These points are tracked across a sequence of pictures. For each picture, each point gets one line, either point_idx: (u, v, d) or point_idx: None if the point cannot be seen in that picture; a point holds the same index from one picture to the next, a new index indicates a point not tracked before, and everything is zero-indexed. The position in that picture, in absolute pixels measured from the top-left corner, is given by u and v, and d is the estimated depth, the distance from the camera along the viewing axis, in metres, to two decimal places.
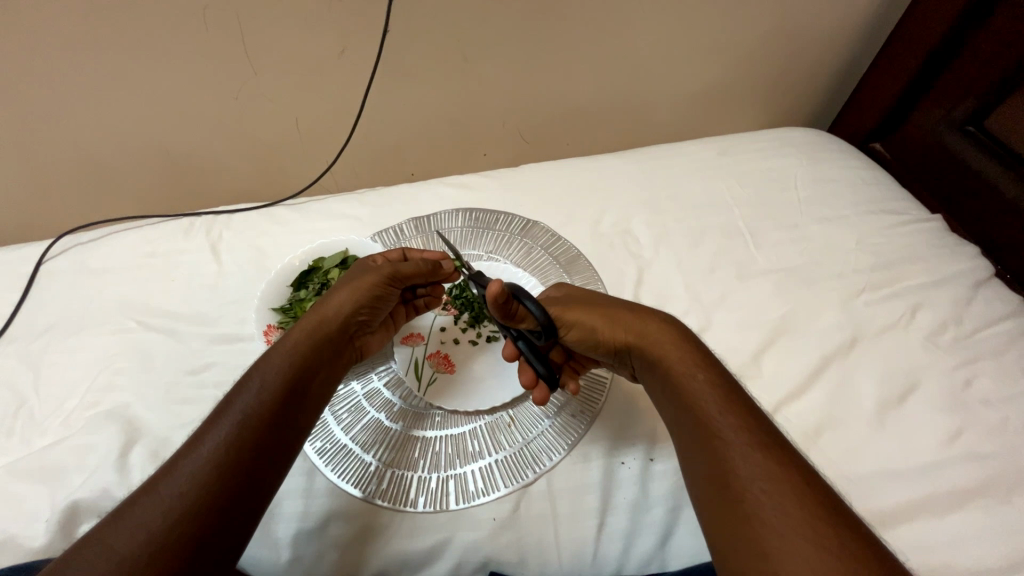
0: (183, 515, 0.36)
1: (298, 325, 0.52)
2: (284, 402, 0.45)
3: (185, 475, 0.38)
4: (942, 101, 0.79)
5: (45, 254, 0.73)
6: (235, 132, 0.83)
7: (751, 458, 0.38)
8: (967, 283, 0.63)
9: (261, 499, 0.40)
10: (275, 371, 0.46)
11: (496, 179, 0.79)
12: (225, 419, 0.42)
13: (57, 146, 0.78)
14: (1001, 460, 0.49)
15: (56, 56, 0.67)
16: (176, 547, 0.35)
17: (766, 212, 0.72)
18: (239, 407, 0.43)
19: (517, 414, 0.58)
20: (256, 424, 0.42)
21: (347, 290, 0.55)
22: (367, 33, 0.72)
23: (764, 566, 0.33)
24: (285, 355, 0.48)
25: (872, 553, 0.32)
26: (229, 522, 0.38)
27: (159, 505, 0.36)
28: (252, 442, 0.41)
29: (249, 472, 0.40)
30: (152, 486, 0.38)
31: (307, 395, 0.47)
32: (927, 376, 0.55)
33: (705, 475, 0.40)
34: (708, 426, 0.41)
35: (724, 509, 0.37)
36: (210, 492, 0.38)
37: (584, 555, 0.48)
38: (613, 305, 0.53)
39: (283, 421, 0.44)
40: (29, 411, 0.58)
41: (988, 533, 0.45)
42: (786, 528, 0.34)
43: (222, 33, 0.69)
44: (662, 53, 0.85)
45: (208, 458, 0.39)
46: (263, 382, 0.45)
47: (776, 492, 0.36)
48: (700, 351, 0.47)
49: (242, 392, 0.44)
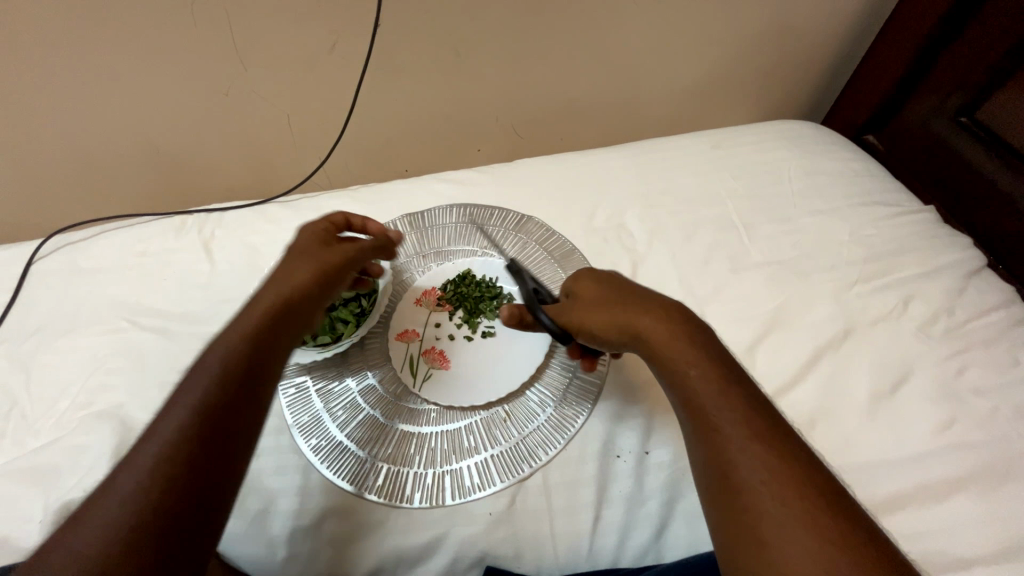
0: (147, 513, 0.34)
1: (252, 304, 0.49)
2: (241, 380, 0.43)
3: (142, 470, 0.36)
4: (932, 92, 0.79)
5: (33, 254, 0.72)
6: (226, 128, 0.82)
7: (750, 450, 0.37)
8: (960, 274, 0.63)
9: (233, 480, 0.39)
10: (229, 352, 0.44)
11: (489, 175, 0.78)
12: (181, 406, 0.40)
13: (45, 144, 0.77)
14: (991, 448, 0.50)
15: (39, 54, 0.66)
16: (147, 543, 0.33)
17: (759, 205, 0.72)
18: (194, 391, 0.40)
19: (512, 410, 0.57)
20: (212, 410, 0.40)
21: (301, 265, 0.53)
22: (359, 29, 0.72)
23: (761, 557, 0.33)
24: (238, 334, 0.45)
25: (871, 543, 0.32)
26: (196, 512, 0.36)
27: (119, 505, 0.34)
28: (206, 430, 0.39)
29: (211, 457, 0.38)
30: (108, 485, 0.36)
31: (268, 370, 0.45)
32: (919, 366, 0.55)
33: (703, 463, 0.39)
34: (708, 418, 0.40)
35: (724, 499, 0.37)
36: (173, 485, 0.36)
37: (581, 548, 0.49)
38: (613, 303, 0.51)
39: (243, 398, 0.42)
40: (19, 413, 0.57)
41: (977, 521, 0.46)
42: (785, 520, 0.34)
43: (210, 28, 0.68)
44: (656, 46, 0.84)
45: (163, 451, 0.37)
46: (221, 363, 0.43)
47: (774, 483, 0.35)
48: (698, 340, 0.45)
49: (192, 379, 0.42)
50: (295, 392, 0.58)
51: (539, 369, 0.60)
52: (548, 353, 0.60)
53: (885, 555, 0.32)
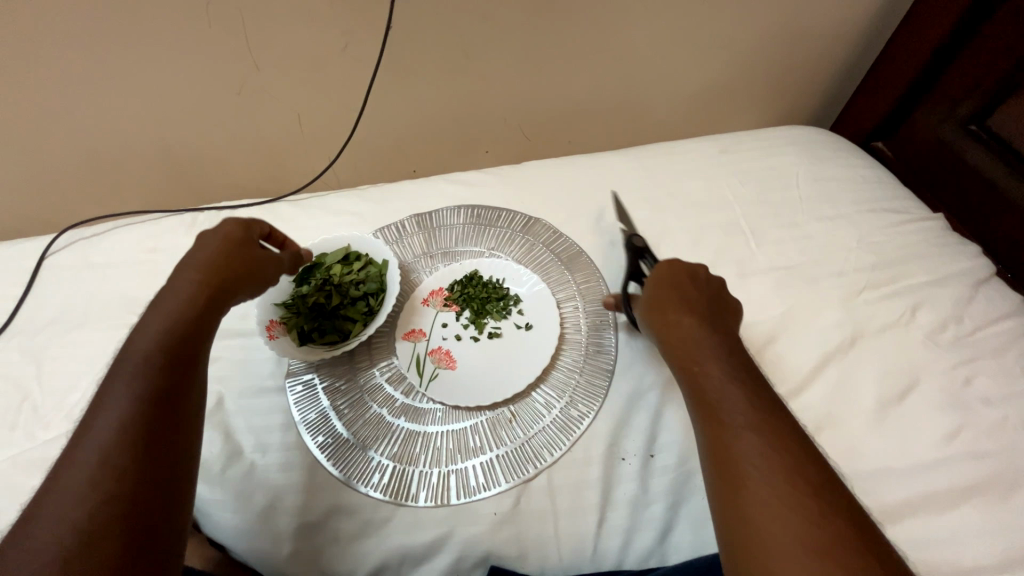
0: (101, 503, 0.37)
1: (167, 293, 0.49)
2: (168, 374, 0.44)
3: (86, 467, 0.38)
4: (943, 100, 0.79)
5: (46, 249, 0.73)
6: (238, 127, 0.83)
7: (750, 437, 0.40)
8: (969, 282, 0.63)
9: (178, 465, 0.41)
10: (149, 348, 0.45)
11: (497, 176, 0.79)
12: (112, 405, 0.41)
13: (59, 141, 0.78)
14: (998, 458, 0.50)
15: (56, 52, 0.67)
16: (106, 529, 0.36)
17: (767, 210, 0.72)
18: (122, 390, 0.42)
19: (518, 410, 0.57)
20: (149, 401, 0.42)
21: (214, 246, 0.53)
22: (371, 31, 0.73)
23: (749, 533, 0.36)
24: (160, 324, 0.47)
25: (852, 526, 0.35)
26: (150, 498, 0.39)
27: (69, 499, 0.37)
28: (146, 420, 0.41)
29: (154, 447, 0.40)
30: (54, 485, 0.38)
31: (196, 362, 0.47)
32: (926, 374, 0.55)
33: (707, 453, 0.42)
34: (716, 406, 0.43)
35: (720, 480, 0.40)
36: (123, 475, 0.38)
37: (585, 549, 0.49)
38: (670, 303, 0.51)
39: (173, 392, 0.44)
40: (30, 405, 0.58)
41: (983, 530, 0.46)
42: (774, 500, 0.36)
43: (224, 29, 0.69)
44: (666, 50, 0.85)
45: (105, 445, 0.39)
46: (142, 361, 0.44)
47: (767, 468, 0.38)
48: (723, 344, 0.47)
49: (118, 376, 0.43)
50: (303, 389, 0.59)
51: (546, 370, 0.60)
52: (554, 354, 0.60)
53: (862, 537, 0.34)
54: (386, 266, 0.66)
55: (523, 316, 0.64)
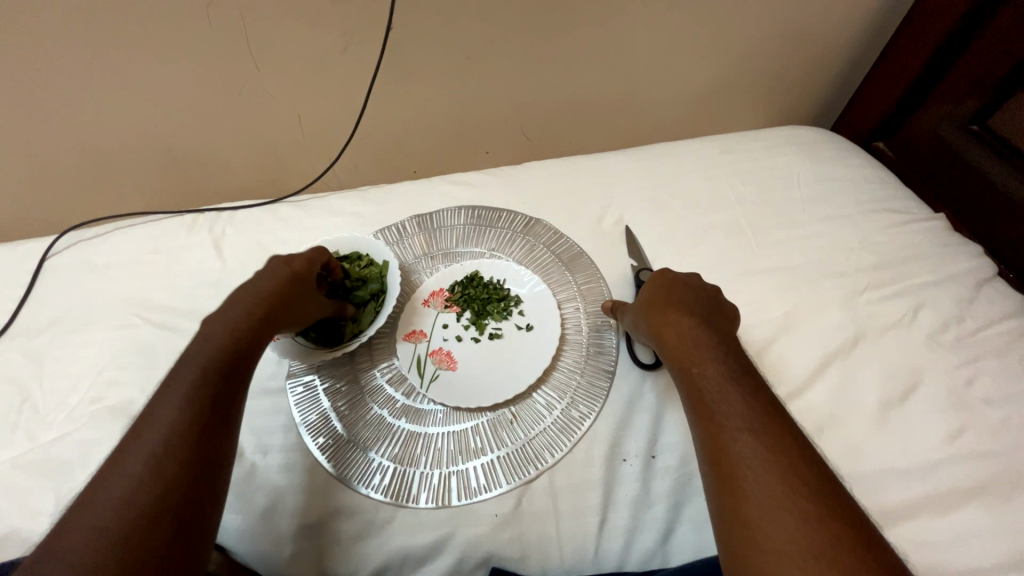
0: (148, 509, 0.37)
1: (230, 312, 0.51)
2: (220, 392, 0.45)
3: (132, 474, 0.38)
4: (946, 98, 0.79)
5: (47, 250, 0.73)
6: (238, 128, 0.83)
7: (743, 438, 0.40)
8: (970, 283, 0.63)
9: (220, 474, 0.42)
10: (202, 366, 0.45)
11: (498, 177, 0.79)
12: (159, 416, 0.42)
13: (60, 143, 0.78)
14: (1002, 458, 0.49)
15: (56, 55, 0.67)
16: (152, 532, 0.36)
17: (768, 211, 0.71)
18: (171, 403, 0.43)
19: (518, 412, 0.57)
20: (204, 407, 0.43)
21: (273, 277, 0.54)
22: (370, 33, 0.73)
23: (744, 533, 0.36)
24: (220, 337, 0.48)
25: (851, 524, 0.35)
26: (195, 505, 0.39)
27: (115, 505, 0.37)
28: (198, 433, 0.42)
29: (202, 456, 0.41)
30: (107, 474, 0.39)
31: (239, 378, 0.47)
32: (928, 374, 0.55)
33: (705, 456, 0.42)
34: (710, 408, 0.43)
35: (716, 481, 0.40)
36: (172, 484, 0.38)
37: (586, 551, 0.49)
38: (668, 307, 0.52)
39: (223, 407, 0.44)
40: (31, 406, 0.58)
41: (987, 531, 0.45)
42: (767, 499, 0.36)
43: (224, 30, 0.69)
44: (666, 51, 0.85)
45: (154, 451, 0.39)
46: (193, 376, 0.44)
47: (761, 469, 0.38)
48: (719, 345, 0.48)
49: (168, 387, 0.44)
50: (303, 391, 0.59)
51: (546, 371, 0.60)
52: (555, 354, 0.60)
53: (861, 536, 0.34)
54: (386, 266, 0.65)
55: (524, 316, 0.64)
